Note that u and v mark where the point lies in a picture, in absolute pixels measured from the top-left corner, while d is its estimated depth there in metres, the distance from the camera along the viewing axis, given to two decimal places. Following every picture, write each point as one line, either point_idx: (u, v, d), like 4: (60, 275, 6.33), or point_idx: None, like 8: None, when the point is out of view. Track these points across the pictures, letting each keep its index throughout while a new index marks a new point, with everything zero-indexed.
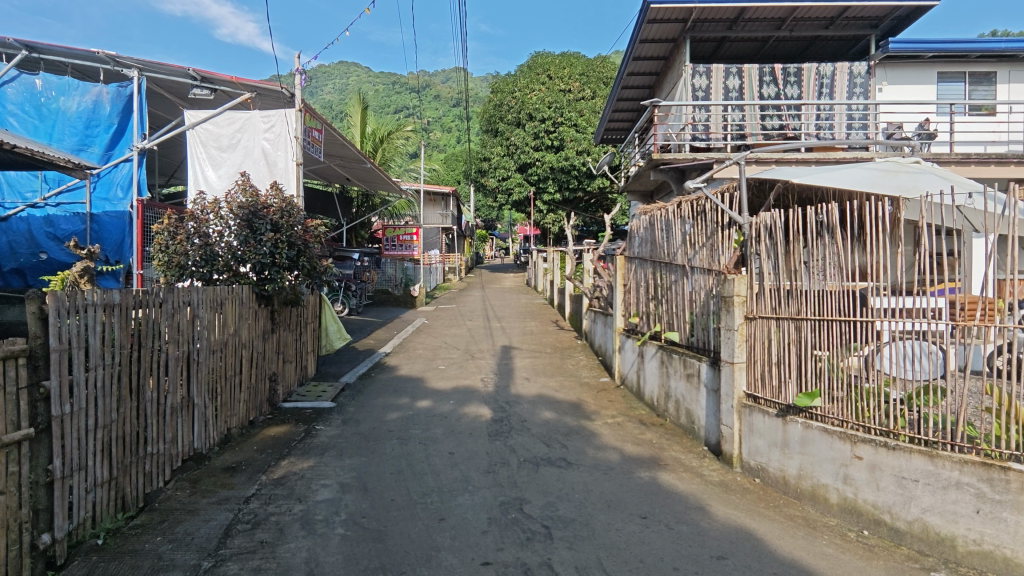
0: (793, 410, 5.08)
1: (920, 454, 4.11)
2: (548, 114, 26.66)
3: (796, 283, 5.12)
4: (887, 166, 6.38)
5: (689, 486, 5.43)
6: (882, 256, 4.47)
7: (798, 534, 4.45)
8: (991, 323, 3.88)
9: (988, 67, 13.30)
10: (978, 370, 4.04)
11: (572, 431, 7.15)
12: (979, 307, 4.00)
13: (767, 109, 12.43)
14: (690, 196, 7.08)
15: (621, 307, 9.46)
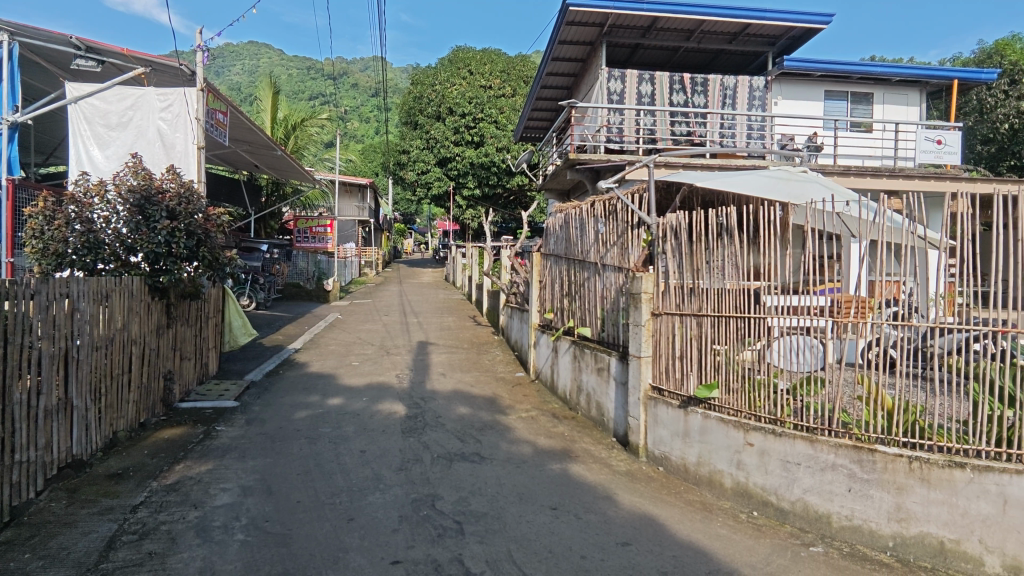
0: (694, 402, 5.38)
1: (802, 440, 4.47)
2: (469, 110, 26.62)
3: (697, 282, 5.42)
4: (780, 174, 6.89)
5: (597, 476, 5.62)
6: (774, 257, 4.82)
7: (696, 517, 4.73)
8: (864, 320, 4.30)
9: (867, 88, 14.71)
10: (852, 363, 4.46)
11: (487, 426, 7.19)
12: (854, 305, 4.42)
13: (676, 116, 13.06)
14: (603, 196, 7.33)
15: (537, 303, 9.62)
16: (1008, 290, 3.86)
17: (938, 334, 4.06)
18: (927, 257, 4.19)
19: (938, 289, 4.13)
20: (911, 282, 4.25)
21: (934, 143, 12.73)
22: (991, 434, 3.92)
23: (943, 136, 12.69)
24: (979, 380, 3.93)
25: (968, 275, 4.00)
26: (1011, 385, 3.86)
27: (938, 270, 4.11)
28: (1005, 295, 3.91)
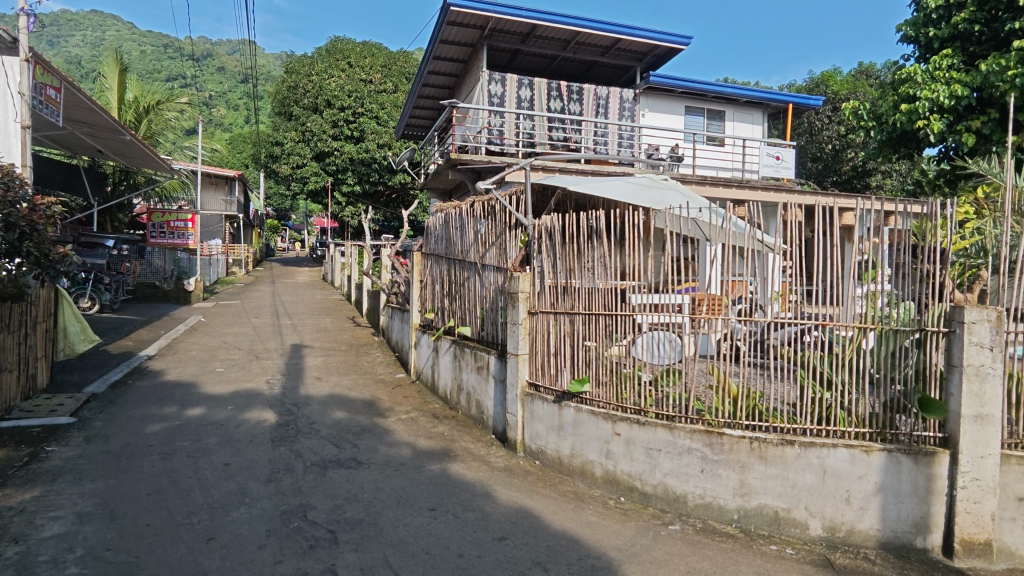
0: (567, 396, 5.62)
1: (662, 428, 4.84)
2: (348, 103, 25.74)
3: (570, 282, 5.68)
4: (644, 180, 7.40)
5: (476, 473, 5.68)
6: (639, 259, 5.17)
7: (569, 507, 4.94)
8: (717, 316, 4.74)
9: (720, 106, 16.26)
10: (705, 355, 4.86)
11: (365, 430, 6.97)
12: (708, 302, 4.85)
13: (554, 122, 13.55)
14: (483, 196, 7.43)
15: (418, 302, 9.51)
16: (827, 288, 4.45)
17: (776, 328, 4.58)
18: (765, 260, 4.71)
19: (776, 288, 4.66)
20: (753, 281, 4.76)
21: (774, 159, 14.54)
22: (814, 414, 4.51)
23: (780, 153, 14.51)
24: (805, 367, 4.50)
25: (797, 275, 4.57)
26: (828, 370, 4.48)
27: (776, 271, 4.64)
28: (826, 293, 4.49)
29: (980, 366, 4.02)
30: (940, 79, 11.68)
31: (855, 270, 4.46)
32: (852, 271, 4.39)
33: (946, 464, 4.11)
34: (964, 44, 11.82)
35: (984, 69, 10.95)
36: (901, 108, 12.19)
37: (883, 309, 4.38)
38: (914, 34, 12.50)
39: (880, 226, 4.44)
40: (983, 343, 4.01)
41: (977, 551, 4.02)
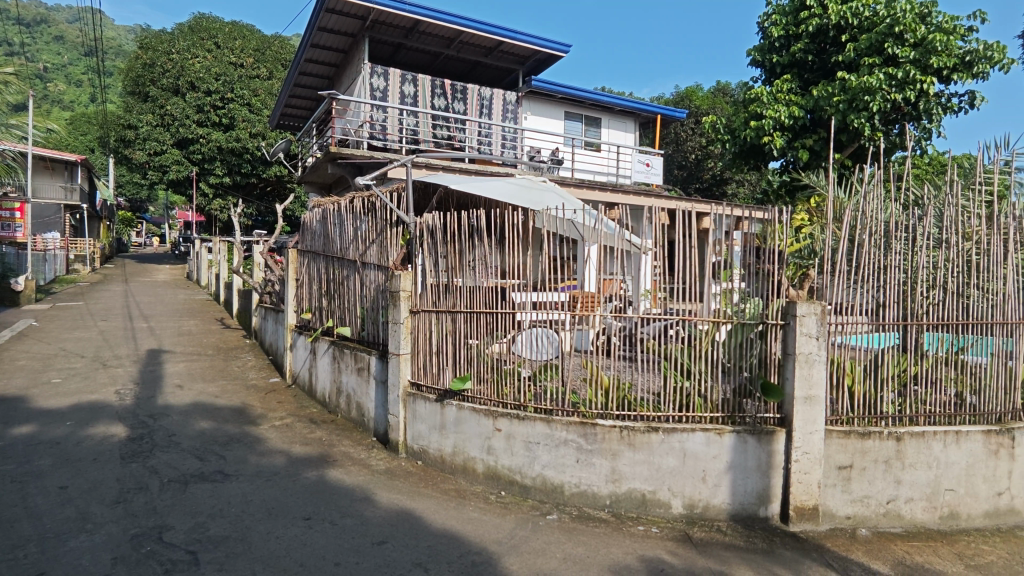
0: (449, 395, 5.63)
1: (540, 421, 5.01)
2: (215, 87, 23.84)
3: (452, 280, 5.69)
4: (524, 182, 7.60)
5: (356, 478, 5.51)
6: (519, 258, 5.30)
7: (450, 505, 4.94)
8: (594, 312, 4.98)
9: (596, 114, 17.11)
10: (582, 349, 5.03)
11: (233, 439, 6.49)
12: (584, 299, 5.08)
13: (438, 119, 13.49)
14: (362, 193, 7.22)
15: (293, 302, 9.03)
16: (688, 286, 4.85)
17: (644, 322, 4.92)
18: (636, 260, 5.03)
19: (646, 285, 5.00)
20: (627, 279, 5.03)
21: (644, 166, 15.50)
22: (676, 401, 4.89)
23: (650, 161, 15.48)
24: (669, 359, 4.88)
25: (664, 274, 4.92)
26: (688, 360, 4.89)
27: (645, 269, 4.97)
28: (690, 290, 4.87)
29: (809, 353, 4.60)
30: (782, 101, 13.18)
31: (712, 270, 4.91)
32: (709, 270, 4.81)
33: (782, 441, 4.65)
34: (800, 71, 13.43)
35: (816, 94, 12.57)
36: (750, 124, 13.57)
37: (735, 305, 4.86)
38: (761, 59, 13.97)
39: (732, 230, 4.93)
40: (811, 333, 4.60)
41: (807, 515, 4.59)
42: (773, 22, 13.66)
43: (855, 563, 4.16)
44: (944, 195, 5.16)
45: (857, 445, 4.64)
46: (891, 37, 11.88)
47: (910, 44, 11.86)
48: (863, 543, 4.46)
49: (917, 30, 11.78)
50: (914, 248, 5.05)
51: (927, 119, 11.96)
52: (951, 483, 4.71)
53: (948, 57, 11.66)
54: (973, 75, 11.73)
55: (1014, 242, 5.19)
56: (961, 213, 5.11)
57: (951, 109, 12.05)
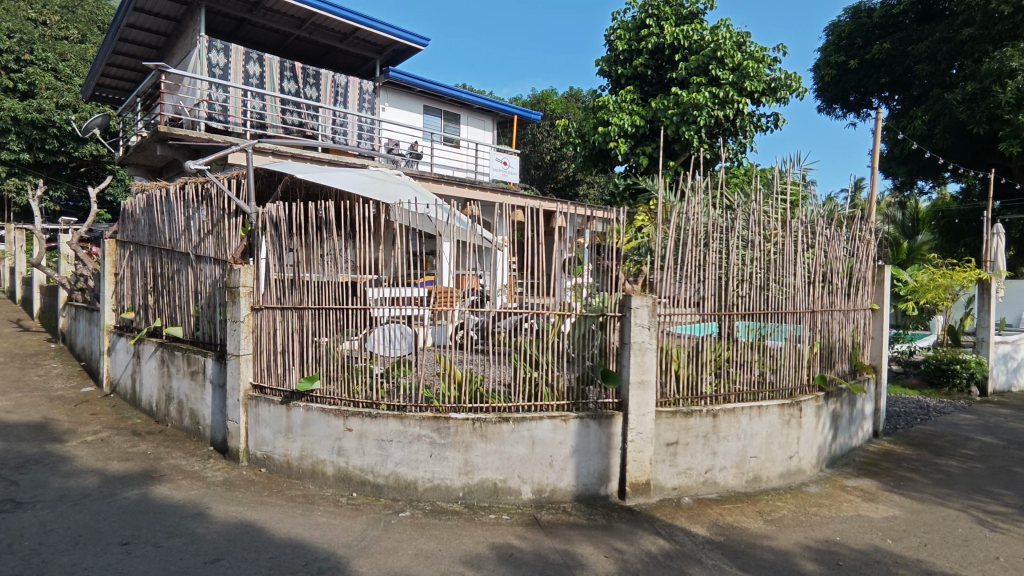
0: (296, 396, 5.35)
1: (392, 418, 4.93)
2: (8, 45, 19.97)
3: (298, 275, 5.41)
4: (377, 174, 7.43)
5: (187, 493, 5.00)
6: (372, 253, 5.17)
7: (296, 512, 4.69)
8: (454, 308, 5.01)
9: (455, 110, 17.18)
10: (443, 345, 5.05)
11: (30, 461, 5.55)
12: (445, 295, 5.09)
13: (287, 104, 12.65)
14: (196, 178, 6.57)
15: (112, 300, 7.95)
16: (542, 281, 5.07)
17: (500, 317, 5.06)
18: (495, 257, 5.15)
19: (503, 280, 5.13)
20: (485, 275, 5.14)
21: (502, 164, 16.23)
22: (525, 391, 5.10)
23: (507, 159, 16.27)
24: (518, 351, 5.07)
25: (523, 270, 5.08)
26: (536, 352, 5.11)
27: (502, 265, 5.09)
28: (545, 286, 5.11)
29: (642, 342, 5.04)
30: (625, 110, 14.28)
31: (563, 266, 5.19)
32: (562, 267, 5.06)
33: (619, 423, 5.05)
34: (641, 84, 14.64)
35: (655, 107, 13.83)
36: (599, 130, 14.53)
37: (585, 299, 5.20)
38: (608, 70, 14.97)
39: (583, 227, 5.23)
40: (644, 324, 5.04)
41: (641, 489, 5.04)
42: (618, 36, 14.73)
43: (678, 528, 4.65)
44: (750, 202, 5.95)
45: (682, 422, 5.19)
46: (714, 60, 13.40)
47: (729, 68, 13.44)
48: (686, 510, 4.99)
49: (734, 56, 13.36)
50: (727, 247, 5.77)
51: (742, 135, 13.66)
52: (755, 451, 5.46)
53: (758, 82, 13.39)
54: (777, 99, 13.60)
55: (801, 243, 6.15)
56: (762, 218, 5.95)
57: (761, 128, 13.87)
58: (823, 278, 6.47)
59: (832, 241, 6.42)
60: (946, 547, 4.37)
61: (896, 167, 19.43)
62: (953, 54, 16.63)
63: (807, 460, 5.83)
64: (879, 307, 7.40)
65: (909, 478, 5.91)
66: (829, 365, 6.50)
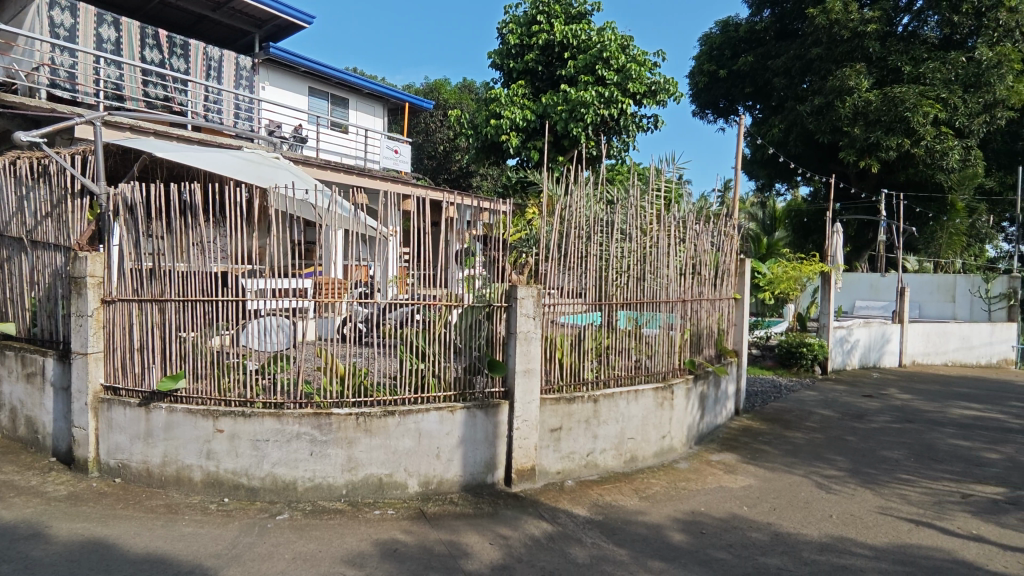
0: (158, 397, 4.88)
1: (269, 416, 4.64)
2: None
3: (158, 264, 4.92)
4: (253, 156, 6.95)
5: (21, 511, 4.38)
6: (243, 241, 4.80)
7: (157, 524, 4.27)
8: (343, 299, 4.81)
9: (343, 93, 16.46)
10: (330, 337, 4.83)
11: None
12: (333, 287, 4.89)
13: (149, 75, 11.43)
14: (31, 154, 5.74)
15: None
16: (431, 272, 5.01)
17: (390, 309, 4.95)
18: (387, 246, 5.00)
19: (394, 271, 5.04)
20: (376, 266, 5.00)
21: (393, 152, 15.79)
22: (412, 383, 5.03)
23: (398, 147, 15.88)
24: (405, 343, 4.97)
25: (415, 261, 4.99)
26: (423, 343, 5.04)
27: (393, 254, 4.97)
28: (436, 276, 5.07)
29: (527, 331, 5.15)
30: (517, 103, 14.50)
31: (455, 257, 5.17)
32: (454, 258, 5.04)
33: (505, 412, 5.12)
34: (532, 78, 14.90)
35: (545, 102, 14.18)
36: (491, 122, 14.62)
37: (478, 290, 5.23)
38: (500, 63, 15.08)
39: (475, 219, 5.25)
40: (529, 313, 5.15)
41: (526, 475, 5.16)
42: (510, 30, 14.89)
43: (561, 510, 4.82)
44: (629, 197, 6.27)
45: (565, 408, 5.38)
46: (600, 60, 13.95)
47: (614, 69, 14.03)
48: (568, 492, 5.19)
49: (619, 58, 13.97)
50: (608, 239, 6.04)
51: (626, 134, 14.34)
52: (632, 433, 5.79)
53: (640, 84, 14.10)
54: (657, 102, 14.40)
55: (674, 237, 6.59)
56: (639, 212, 6.30)
57: (642, 128, 14.64)
58: (693, 269, 6.99)
59: (700, 235, 6.96)
60: (791, 509, 4.91)
61: (757, 170, 21.43)
62: (804, 70, 18.60)
63: (678, 439, 6.29)
64: (740, 296, 8.12)
65: (763, 450, 6.57)
66: (697, 350, 7.05)
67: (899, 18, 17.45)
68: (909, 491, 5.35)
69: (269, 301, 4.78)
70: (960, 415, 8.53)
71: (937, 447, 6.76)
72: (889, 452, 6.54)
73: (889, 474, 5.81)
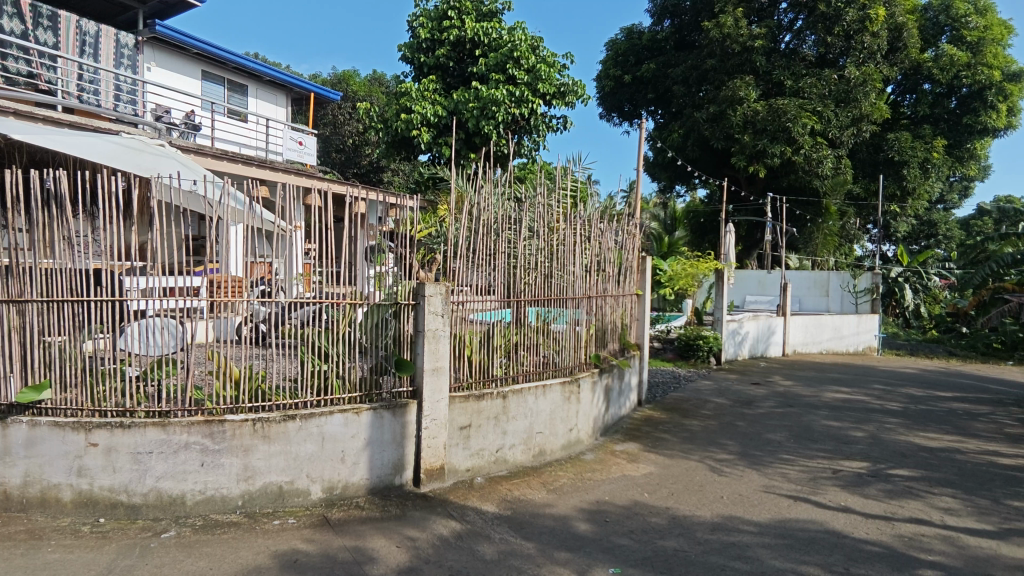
0: (17, 410, 4.39)
1: (153, 427, 4.26)
2: None
3: (16, 261, 4.41)
4: (132, 142, 6.36)
5: None
6: (116, 236, 4.34)
7: (16, 553, 3.81)
8: (241, 298, 4.55)
9: (241, 79, 15.46)
10: (232, 339, 4.50)
11: None
12: (228, 285, 4.61)
13: (9, 49, 10.20)
14: None
15: None
16: (338, 269, 4.83)
17: (294, 308, 4.74)
18: (290, 242, 4.67)
19: (299, 268, 4.71)
20: (280, 262, 4.61)
21: (297, 144, 14.93)
22: (314, 386, 4.80)
23: (303, 139, 15.07)
24: (306, 343, 4.75)
25: (322, 257, 4.74)
26: (326, 343, 4.84)
27: (299, 250, 4.67)
28: (343, 274, 4.86)
29: (435, 329, 5.09)
30: (428, 99, 14.31)
31: (366, 254, 5.02)
32: (361, 255, 4.92)
33: (413, 412, 5.04)
34: (443, 74, 14.75)
35: (457, 99, 14.09)
36: (401, 116, 14.33)
37: (389, 288, 5.13)
38: (411, 56, 14.82)
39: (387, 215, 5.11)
40: (437, 311, 5.10)
41: (435, 474, 5.11)
42: (421, 24, 14.68)
43: (470, 508, 4.81)
44: (537, 196, 6.38)
45: (474, 406, 5.37)
46: (511, 59, 14.06)
47: (524, 69, 14.18)
48: (478, 489, 5.19)
49: (529, 58, 14.11)
50: (516, 236, 6.10)
51: (536, 134, 14.53)
52: (540, 427, 5.90)
53: (549, 85, 14.33)
54: (566, 103, 14.70)
55: (580, 235, 6.77)
56: (547, 211, 6.42)
57: (552, 128, 14.93)
58: (598, 267, 7.23)
59: (604, 234, 7.22)
60: (687, 493, 5.21)
61: (659, 173, 22.56)
62: (700, 80, 19.79)
63: (584, 431, 6.49)
64: (642, 293, 8.49)
65: (662, 439, 6.93)
66: (602, 344, 7.31)
67: (782, 37, 18.96)
68: (790, 469, 5.84)
69: (157, 300, 4.36)
70: (832, 398, 9.43)
71: (813, 428, 7.44)
72: (773, 435, 7.10)
73: (773, 455, 6.31)
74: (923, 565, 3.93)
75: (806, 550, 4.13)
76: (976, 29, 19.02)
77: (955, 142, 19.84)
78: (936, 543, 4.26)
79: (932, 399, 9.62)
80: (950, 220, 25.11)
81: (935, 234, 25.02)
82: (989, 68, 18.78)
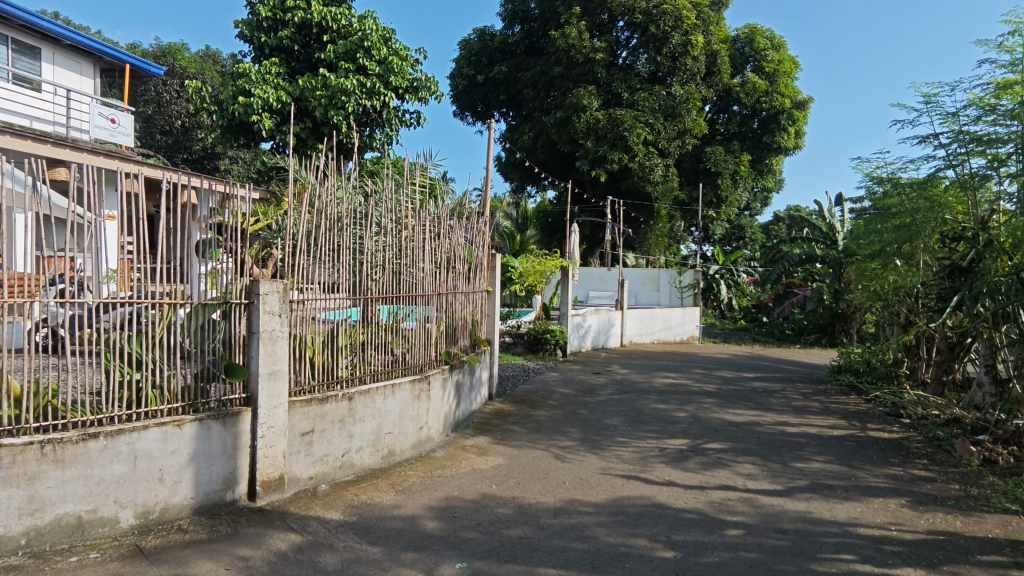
0: None
1: None
2: None
3: None
4: None
5: None
6: None
7: None
8: (33, 299, 3.75)
9: (33, 41, 13.09)
10: (21, 349, 3.81)
11: None
12: (17, 282, 3.73)
13: None
14: None
15: None
16: (157, 265, 4.26)
17: (104, 310, 4.01)
18: (97, 233, 4.03)
19: (111, 265, 4.08)
20: (83, 256, 3.98)
21: (108, 121, 12.92)
22: (123, 398, 4.18)
23: (116, 115, 13.04)
24: (112, 349, 4.10)
25: (141, 252, 4.17)
26: (138, 349, 4.24)
27: (111, 246, 4.06)
28: (165, 270, 4.31)
29: (272, 330, 4.74)
30: (270, 83, 13.29)
31: (196, 248, 4.49)
32: (192, 249, 4.41)
33: (246, 420, 4.64)
34: (287, 58, 13.81)
35: (302, 85, 13.22)
36: (238, 99, 13.13)
37: (223, 285, 4.63)
38: (249, 35, 13.68)
39: (221, 206, 4.66)
40: (274, 310, 4.75)
41: (273, 486, 4.76)
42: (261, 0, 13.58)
43: (312, 517, 4.56)
44: (384, 190, 6.21)
45: (317, 410, 5.09)
46: (361, 49, 13.55)
47: (376, 60, 13.73)
48: (321, 497, 4.92)
49: (381, 49, 13.73)
50: (362, 232, 5.88)
51: (389, 127, 14.18)
52: (389, 427, 5.76)
53: (402, 79, 14.04)
54: (419, 99, 14.52)
55: (429, 232, 6.76)
56: (397, 207, 6.29)
57: (405, 123, 14.70)
58: (448, 264, 7.26)
59: (454, 231, 7.27)
60: (532, 482, 5.43)
61: (511, 173, 23.28)
62: (548, 86, 20.79)
63: (435, 428, 6.48)
64: (492, 289, 8.67)
65: (511, 431, 7.15)
66: (452, 341, 7.35)
67: (620, 52, 20.51)
68: (624, 451, 6.35)
69: None
70: (661, 383, 10.43)
71: (644, 412, 8.18)
72: (611, 420, 7.68)
73: (610, 439, 6.82)
74: (728, 525, 4.50)
75: (636, 524, 4.51)
76: (773, 61, 22.13)
77: (758, 158, 22.98)
78: (739, 505, 4.90)
79: (740, 381, 11.08)
80: (754, 225, 29.06)
81: (743, 237, 28.82)
82: (782, 96, 21.98)
